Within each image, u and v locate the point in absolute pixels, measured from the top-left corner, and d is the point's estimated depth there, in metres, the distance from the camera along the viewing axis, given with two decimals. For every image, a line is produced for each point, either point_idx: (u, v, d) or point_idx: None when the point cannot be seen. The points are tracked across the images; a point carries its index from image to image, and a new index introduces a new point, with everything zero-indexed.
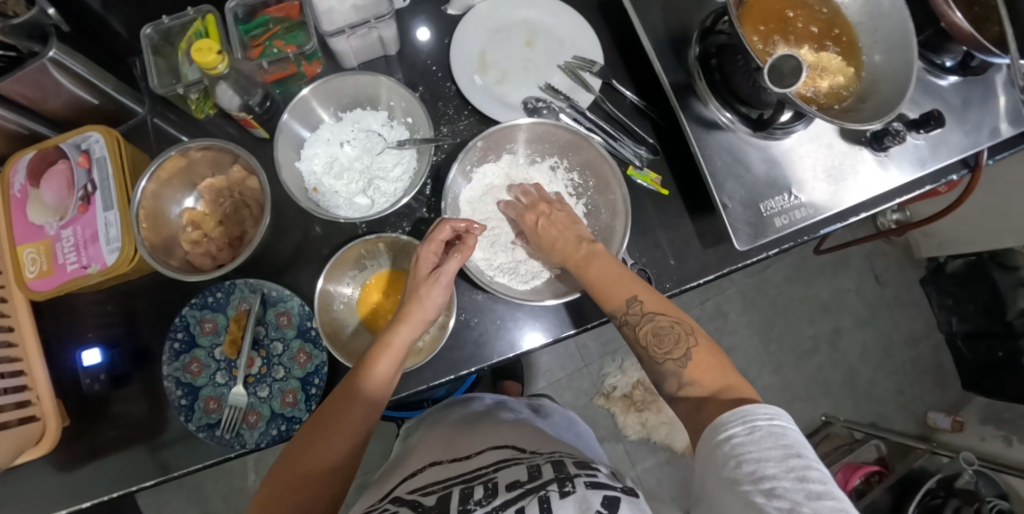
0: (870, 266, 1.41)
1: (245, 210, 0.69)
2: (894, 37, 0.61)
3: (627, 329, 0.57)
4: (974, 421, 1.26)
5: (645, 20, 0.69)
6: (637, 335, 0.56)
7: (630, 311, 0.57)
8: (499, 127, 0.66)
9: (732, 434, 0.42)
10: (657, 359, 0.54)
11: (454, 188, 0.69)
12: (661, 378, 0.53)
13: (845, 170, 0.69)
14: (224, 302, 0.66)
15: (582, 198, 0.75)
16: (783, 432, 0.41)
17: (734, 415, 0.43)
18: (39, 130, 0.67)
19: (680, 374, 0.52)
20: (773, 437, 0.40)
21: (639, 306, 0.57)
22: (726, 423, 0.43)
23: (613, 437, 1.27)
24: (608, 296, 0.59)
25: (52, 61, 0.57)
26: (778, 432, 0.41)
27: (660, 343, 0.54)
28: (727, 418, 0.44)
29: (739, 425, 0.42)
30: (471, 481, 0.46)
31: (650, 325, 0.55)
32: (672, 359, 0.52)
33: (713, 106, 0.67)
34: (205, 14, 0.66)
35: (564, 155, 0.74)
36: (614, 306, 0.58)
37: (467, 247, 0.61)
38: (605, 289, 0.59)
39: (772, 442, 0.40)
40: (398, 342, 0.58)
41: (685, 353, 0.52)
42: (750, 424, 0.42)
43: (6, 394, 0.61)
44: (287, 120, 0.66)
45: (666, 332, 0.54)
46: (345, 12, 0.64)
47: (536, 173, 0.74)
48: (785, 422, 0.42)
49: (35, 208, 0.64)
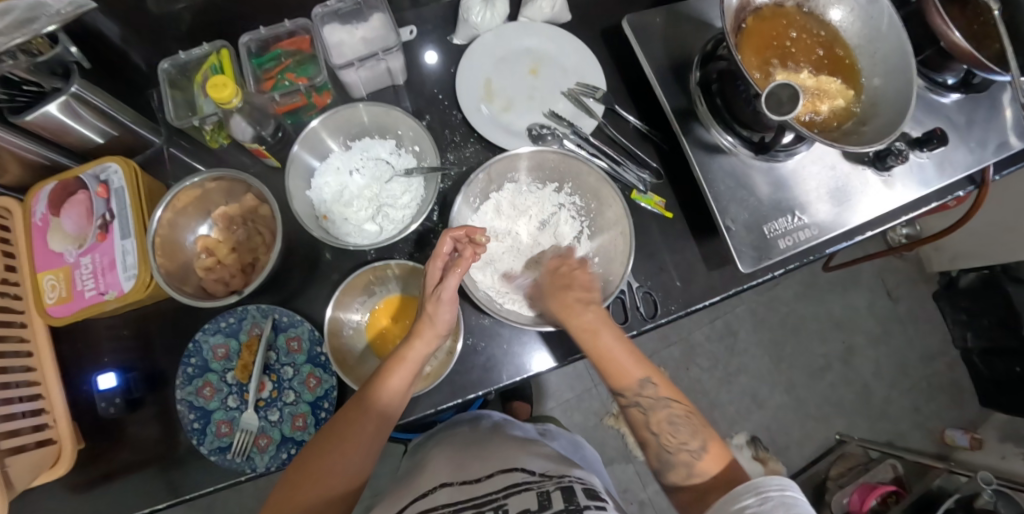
0: (881, 282, 1.39)
1: (256, 237, 0.71)
2: (893, 60, 0.62)
3: (636, 410, 0.58)
4: (993, 439, 1.24)
5: (647, 48, 0.71)
6: (648, 420, 0.57)
7: (642, 393, 0.58)
8: (500, 158, 0.67)
9: (745, 505, 0.44)
10: (669, 449, 0.55)
11: (460, 218, 0.70)
12: (669, 467, 0.55)
13: (850, 190, 0.70)
14: (236, 327, 0.67)
15: (586, 220, 0.75)
16: (795, 502, 0.43)
17: (747, 486, 0.46)
18: (60, 160, 0.69)
19: (692, 464, 0.54)
20: (784, 508, 0.42)
21: (652, 389, 0.58)
22: (740, 494, 0.45)
23: (623, 458, 1.26)
24: (622, 374, 0.59)
25: (74, 96, 0.60)
26: (789, 503, 0.43)
27: (677, 432, 0.55)
28: (742, 489, 0.46)
29: (751, 496, 0.44)
30: (482, 507, 0.46)
31: (664, 412, 0.56)
32: (688, 449, 0.54)
33: (715, 130, 0.68)
34: (219, 49, 0.68)
35: (565, 181, 0.74)
36: (624, 385, 0.58)
37: (466, 262, 0.62)
38: (616, 367, 0.59)
39: (783, 511, 0.42)
40: (412, 356, 0.59)
41: (701, 444, 0.54)
42: (762, 495, 0.44)
43: (22, 419, 0.62)
44: (298, 151, 0.67)
45: (681, 423, 0.55)
46: (354, 45, 0.67)
47: (537, 200, 0.75)
48: (796, 492, 0.44)
49: (56, 235, 0.65)
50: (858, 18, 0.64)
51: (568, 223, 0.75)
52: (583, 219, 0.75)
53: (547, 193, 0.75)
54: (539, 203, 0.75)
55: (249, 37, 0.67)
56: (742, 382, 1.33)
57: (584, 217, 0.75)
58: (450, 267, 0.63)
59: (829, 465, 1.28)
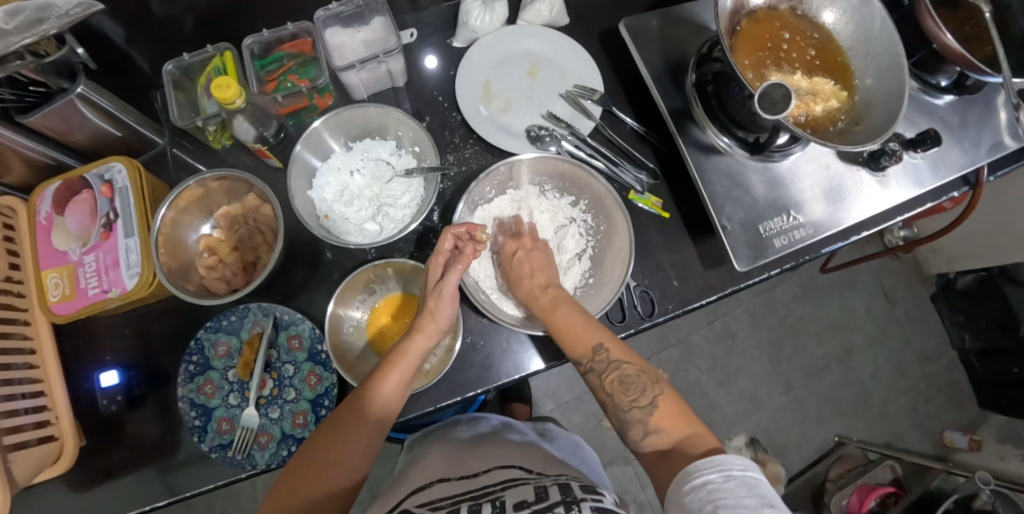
0: (879, 284, 1.40)
1: (258, 237, 0.71)
2: (885, 61, 0.63)
3: (592, 375, 0.59)
4: (992, 440, 1.24)
5: (643, 50, 0.72)
6: (602, 383, 0.58)
7: (596, 359, 0.59)
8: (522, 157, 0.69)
9: (706, 480, 0.43)
10: (623, 407, 0.56)
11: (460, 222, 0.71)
12: (627, 426, 0.55)
13: (845, 190, 0.71)
14: (238, 325, 0.68)
15: (592, 240, 0.75)
16: (757, 482, 0.42)
17: (709, 462, 0.45)
18: (65, 160, 0.70)
19: (645, 421, 0.54)
20: (747, 486, 0.41)
21: (605, 354, 0.59)
22: (701, 470, 0.44)
23: (622, 460, 1.26)
24: (576, 342, 0.60)
25: (79, 96, 0.61)
26: (752, 483, 0.42)
27: (627, 391, 0.56)
28: (705, 465, 0.45)
29: (714, 472, 0.44)
30: (479, 498, 0.46)
31: (616, 373, 0.58)
32: (639, 406, 0.54)
33: (711, 131, 0.69)
34: (223, 51, 0.69)
35: (582, 195, 0.74)
36: (579, 353, 0.60)
37: (467, 258, 0.63)
38: (571, 337, 0.61)
39: (745, 491, 0.41)
40: (413, 350, 0.60)
41: (651, 400, 0.54)
42: (726, 473, 0.43)
43: (26, 415, 0.62)
44: (300, 151, 0.69)
45: (632, 381, 0.56)
46: (355, 47, 0.69)
47: (551, 205, 0.75)
48: (758, 473, 0.43)
49: (60, 234, 0.66)
50: (851, 21, 0.65)
51: (574, 238, 0.74)
52: (589, 238, 0.75)
53: (561, 206, 0.75)
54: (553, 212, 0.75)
55: (252, 39, 0.68)
56: (740, 383, 1.34)
57: (591, 237, 0.75)
58: (451, 263, 0.64)
59: (828, 466, 1.28)
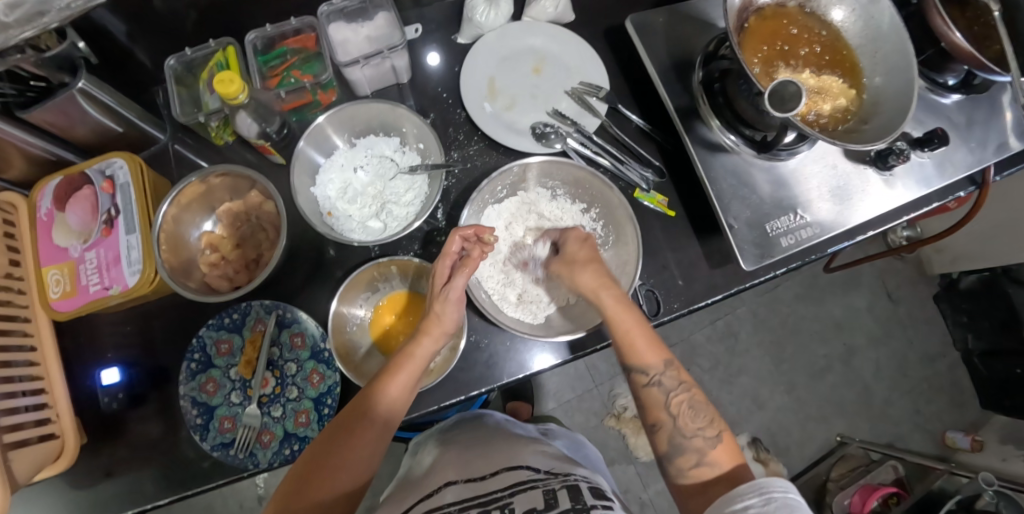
0: (882, 284, 1.40)
1: (261, 234, 0.71)
2: (894, 60, 0.63)
3: (657, 389, 0.57)
4: (994, 441, 1.24)
5: (649, 46, 0.71)
6: (667, 401, 0.56)
7: (664, 374, 0.58)
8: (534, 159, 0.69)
9: (747, 504, 0.44)
10: (684, 433, 0.54)
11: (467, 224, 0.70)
12: (679, 451, 0.54)
13: (851, 189, 0.70)
14: (240, 323, 0.67)
15: (600, 251, 0.74)
16: (797, 503, 0.43)
17: (750, 486, 0.45)
18: (66, 156, 0.69)
19: (704, 452, 0.53)
20: (787, 509, 0.42)
21: (675, 371, 0.58)
22: (743, 493, 0.45)
23: (624, 459, 1.26)
24: (650, 351, 0.58)
25: (80, 91, 0.60)
26: (791, 505, 0.42)
27: (696, 417, 0.55)
28: (745, 488, 0.45)
29: (755, 496, 0.44)
30: (487, 504, 0.46)
31: (685, 396, 0.56)
32: (704, 436, 0.54)
33: (717, 128, 0.68)
34: (226, 46, 0.68)
35: (593, 203, 0.74)
36: (652, 363, 0.58)
37: (474, 261, 0.63)
38: (638, 346, 0.59)
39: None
40: (420, 354, 0.60)
41: (716, 433, 0.54)
42: (767, 496, 0.43)
43: (26, 412, 0.62)
44: (303, 147, 0.68)
45: (699, 407, 0.56)
46: (358, 43, 0.68)
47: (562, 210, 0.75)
48: (799, 494, 0.43)
49: (60, 231, 0.66)
50: (860, 18, 0.65)
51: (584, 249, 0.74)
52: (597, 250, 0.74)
53: (572, 212, 0.75)
54: (562, 217, 0.75)
55: (255, 34, 0.67)
56: (743, 383, 1.33)
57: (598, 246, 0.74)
58: (458, 267, 0.63)
59: (829, 467, 1.28)
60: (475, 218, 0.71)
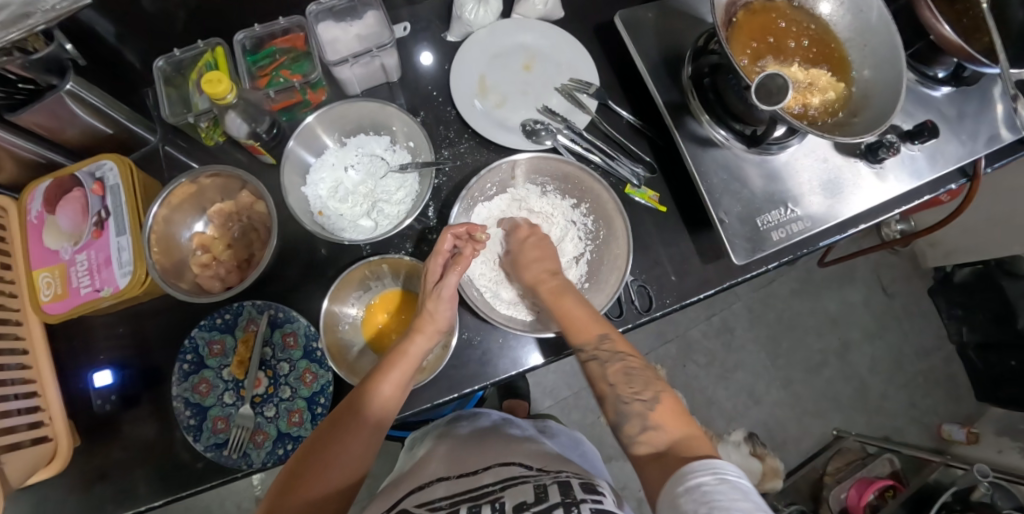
0: (877, 278, 1.40)
1: (253, 234, 0.71)
2: (883, 53, 0.63)
3: (595, 363, 0.60)
4: (989, 433, 1.24)
5: (639, 42, 0.71)
6: (604, 372, 0.59)
7: (600, 347, 0.60)
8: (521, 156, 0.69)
9: (700, 481, 0.43)
10: (624, 398, 0.56)
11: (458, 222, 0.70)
12: (625, 418, 0.55)
13: (842, 183, 0.70)
14: (232, 324, 0.67)
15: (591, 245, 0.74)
16: (749, 488, 0.41)
17: (704, 466, 0.44)
18: (55, 159, 0.69)
19: (646, 415, 0.54)
20: (741, 489, 0.41)
21: (610, 343, 0.60)
22: (695, 472, 0.44)
23: (621, 455, 1.26)
24: (581, 329, 0.61)
25: (69, 92, 0.60)
26: (744, 488, 0.41)
27: (631, 382, 0.58)
28: (698, 468, 0.44)
29: (707, 475, 0.43)
30: (478, 499, 0.46)
31: (620, 364, 0.59)
32: (641, 399, 0.56)
33: (707, 123, 0.69)
34: (214, 47, 0.68)
35: (584, 198, 0.74)
36: (584, 339, 0.61)
37: (466, 259, 0.63)
38: (575, 324, 0.62)
39: (739, 494, 0.40)
40: (413, 352, 0.60)
41: (654, 395, 0.56)
42: (720, 476, 0.42)
43: (19, 415, 0.62)
44: (293, 147, 0.68)
45: (635, 372, 0.58)
46: (348, 42, 0.68)
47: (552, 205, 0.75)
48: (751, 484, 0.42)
49: (51, 233, 0.66)
50: (848, 12, 0.65)
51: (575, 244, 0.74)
52: (588, 242, 0.75)
53: (562, 206, 0.75)
54: (552, 213, 0.75)
55: (244, 34, 0.67)
56: (739, 378, 1.34)
57: (590, 241, 0.75)
58: (450, 265, 0.63)
59: (826, 461, 1.28)
60: (465, 216, 0.71)
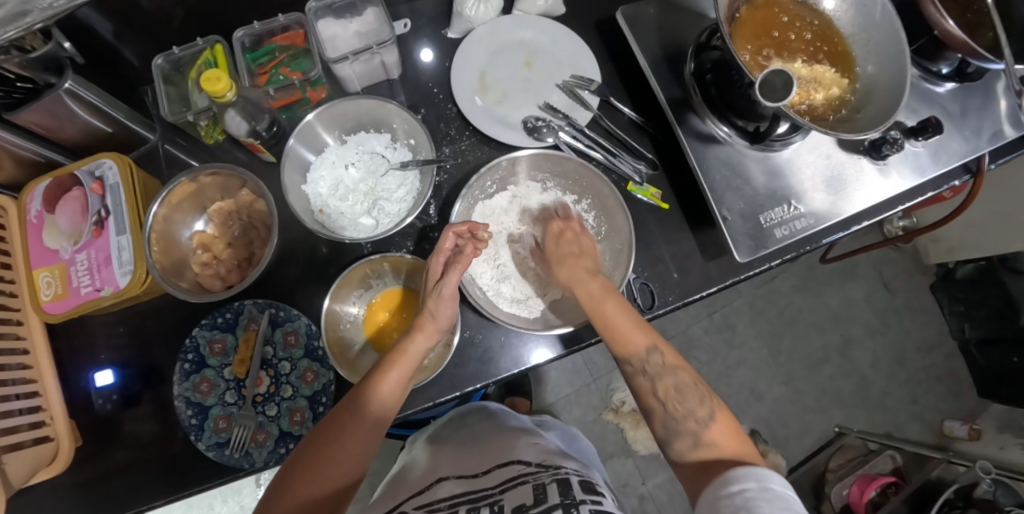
0: (879, 274, 1.40)
1: (253, 232, 0.71)
2: (886, 48, 0.62)
3: (642, 377, 0.58)
4: (991, 429, 1.24)
5: (641, 39, 0.71)
6: (653, 388, 0.57)
7: (650, 362, 0.58)
8: (510, 156, 0.68)
9: (743, 487, 0.43)
10: (676, 416, 0.55)
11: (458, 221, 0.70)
12: (674, 436, 0.54)
13: (845, 179, 0.70)
14: (233, 323, 0.67)
15: (593, 242, 0.74)
16: (794, 500, 0.41)
17: (749, 473, 0.44)
18: (54, 158, 0.69)
19: (698, 434, 0.53)
20: (782, 500, 0.41)
21: (659, 357, 0.58)
22: (740, 478, 0.44)
23: (623, 453, 1.26)
24: (627, 340, 0.59)
25: (67, 91, 0.60)
26: (789, 499, 0.41)
27: (683, 401, 0.55)
28: (744, 474, 0.45)
29: (751, 482, 0.43)
30: (478, 502, 0.45)
31: (672, 381, 0.56)
32: (695, 417, 0.54)
33: (710, 120, 0.68)
34: (214, 44, 0.68)
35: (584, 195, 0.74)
36: (631, 353, 0.59)
37: (467, 258, 0.62)
38: (622, 336, 0.59)
39: (781, 504, 0.40)
40: (413, 350, 0.60)
41: (708, 414, 0.54)
42: (764, 484, 0.43)
43: (20, 415, 0.61)
44: (293, 145, 0.68)
45: (688, 390, 0.55)
46: (348, 39, 0.68)
47: (552, 202, 0.74)
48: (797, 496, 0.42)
49: (50, 233, 0.65)
50: (852, 7, 0.64)
51: None
52: None
53: (563, 203, 0.75)
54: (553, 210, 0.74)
55: (243, 32, 0.67)
56: (741, 375, 1.33)
57: (591, 237, 0.74)
58: (451, 263, 0.63)
59: (828, 458, 1.28)
60: (466, 214, 0.71)
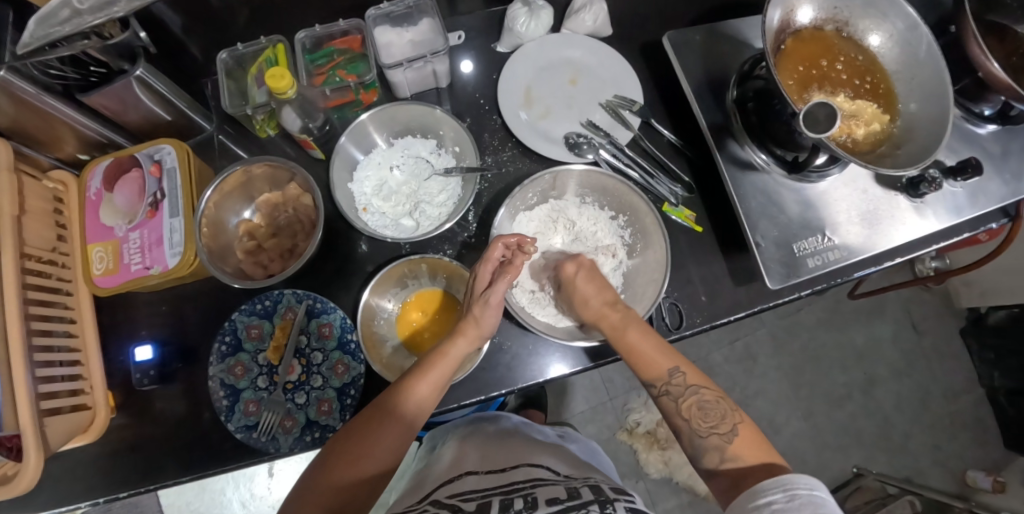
0: (907, 314, 1.37)
1: (297, 225, 0.73)
2: (930, 86, 0.63)
3: (667, 399, 0.58)
4: (1017, 483, 1.20)
5: (686, 64, 0.72)
6: (679, 407, 0.57)
7: (672, 382, 0.58)
8: (556, 170, 0.70)
9: (771, 499, 0.43)
10: (700, 432, 0.55)
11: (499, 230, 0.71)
12: (701, 452, 0.54)
13: (882, 215, 0.70)
14: (271, 310, 0.69)
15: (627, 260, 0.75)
16: (824, 502, 0.41)
17: (774, 482, 0.44)
18: (116, 139, 0.73)
19: (724, 448, 0.53)
20: (813, 505, 0.41)
21: (682, 377, 0.58)
22: (766, 489, 0.44)
23: (634, 475, 1.25)
24: (653, 365, 0.60)
25: (138, 79, 0.63)
26: (816, 502, 0.41)
27: (706, 417, 0.55)
28: (770, 484, 0.45)
29: (778, 492, 0.43)
30: (510, 493, 0.46)
31: (695, 398, 0.57)
32: (718, 433, 0.54)
33: (749, 147, 0.70)
34: (276, 44, 0.71)
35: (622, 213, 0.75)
36: (654, 376, 0.59)
37: (517, 268, 0.64)
38: (645, 360, 0.60)
39: (810, 510, 0.40)
40: (453, 353, 0.61)
41: (731, 428, 0.53)
42: (790, 492, 0.42)
43: (62, 382, 0.64)
44: (344, 144, 0.70)
45: (711, 407, 0.55)
46: (402, 46, 0.71)
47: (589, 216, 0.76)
48: (825, 494, 0.42)
49: (107, 210, 0.68)
50: (897, 45, 0.66)
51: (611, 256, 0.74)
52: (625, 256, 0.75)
53: (601, 218, 0.76)
54: (592, 225, 0.76)
55: (304, 33, 0.70)
56: (759, 406, 1.32)
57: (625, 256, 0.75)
58: (500, 271, 0.65)
59: (845, 498, 1.25)
60: (508, 222, 0.73)
